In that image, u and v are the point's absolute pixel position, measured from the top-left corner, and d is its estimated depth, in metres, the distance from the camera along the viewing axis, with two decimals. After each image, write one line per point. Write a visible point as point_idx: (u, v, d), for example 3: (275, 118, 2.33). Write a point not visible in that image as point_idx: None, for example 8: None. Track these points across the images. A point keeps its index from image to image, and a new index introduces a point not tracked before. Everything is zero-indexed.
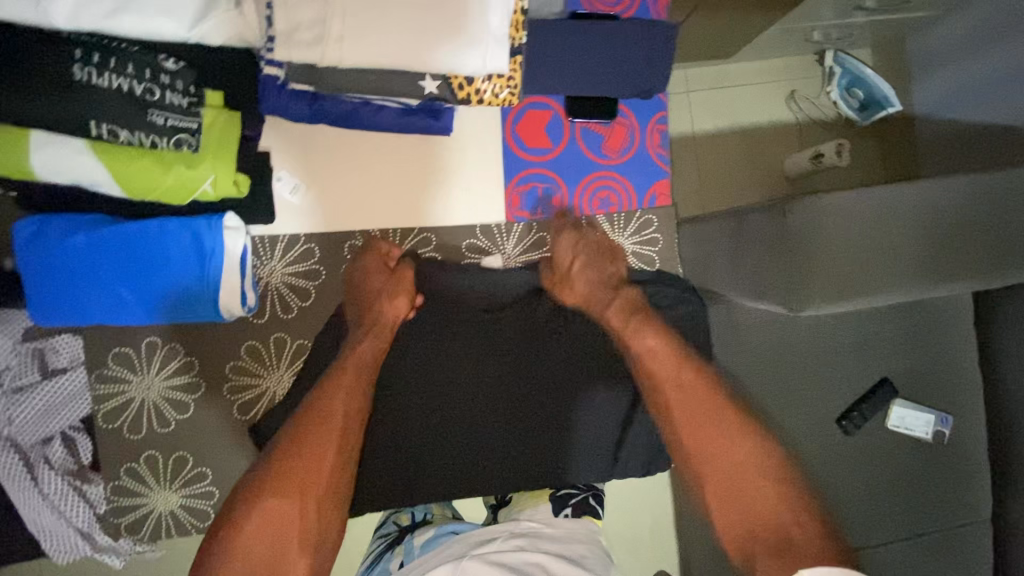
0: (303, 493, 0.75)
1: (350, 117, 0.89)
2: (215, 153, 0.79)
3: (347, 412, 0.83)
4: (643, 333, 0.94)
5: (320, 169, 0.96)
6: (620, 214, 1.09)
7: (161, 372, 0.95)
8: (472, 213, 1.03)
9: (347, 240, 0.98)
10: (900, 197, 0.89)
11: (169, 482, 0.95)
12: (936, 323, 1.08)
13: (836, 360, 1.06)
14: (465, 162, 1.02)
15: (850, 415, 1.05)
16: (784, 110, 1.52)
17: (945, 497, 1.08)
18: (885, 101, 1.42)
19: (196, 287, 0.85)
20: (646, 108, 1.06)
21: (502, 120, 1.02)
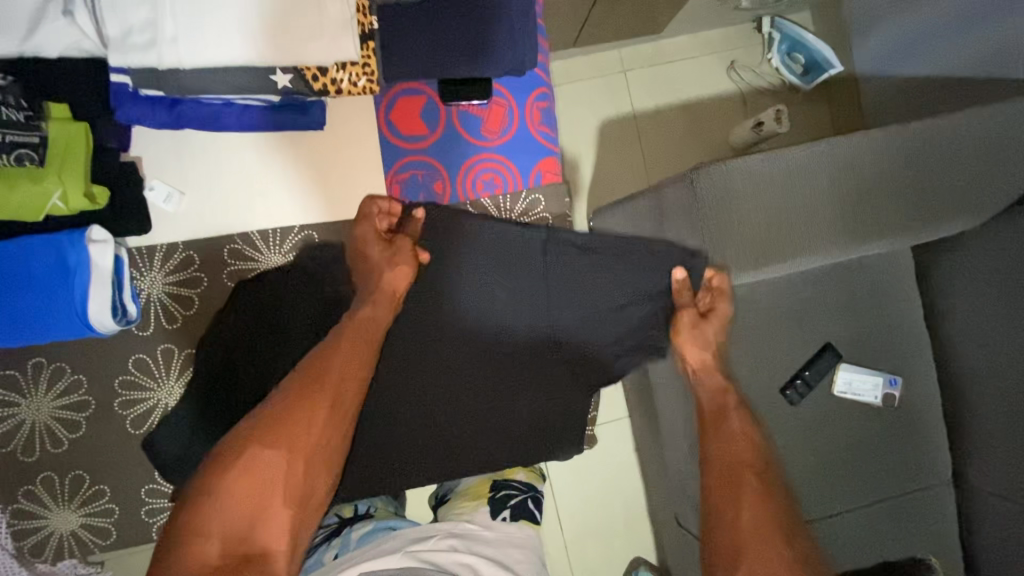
0: (292, 448, 0.72)
1: (212, 121, 0.87)
2: (60, 168, 0.79)
3: (347, 375, 0.81)
4: (730, 436, 0.89)
5: (182, 175, 0.92)
6: (505, 196, 1.03)
7: (50, 392, 0.92)
8: (349, 207, 0.98)
9: (225, 244, 0.94)
10: (812, 156, 0.87)
11: (68, 503, 0.92)
12: (879, 283, 1.06)
13: (777, 329, 1.04)
14: (343, 164, 0.97)
15: (794, 385, 1.03)
16: (725, 81, 1.50)
17: (903, 458, 1.06)
18: (826, 62, 1.39)
19: (68, 306, 0.84)
20: (523, 86, 1.02)
21: (375, 108, 0.98)
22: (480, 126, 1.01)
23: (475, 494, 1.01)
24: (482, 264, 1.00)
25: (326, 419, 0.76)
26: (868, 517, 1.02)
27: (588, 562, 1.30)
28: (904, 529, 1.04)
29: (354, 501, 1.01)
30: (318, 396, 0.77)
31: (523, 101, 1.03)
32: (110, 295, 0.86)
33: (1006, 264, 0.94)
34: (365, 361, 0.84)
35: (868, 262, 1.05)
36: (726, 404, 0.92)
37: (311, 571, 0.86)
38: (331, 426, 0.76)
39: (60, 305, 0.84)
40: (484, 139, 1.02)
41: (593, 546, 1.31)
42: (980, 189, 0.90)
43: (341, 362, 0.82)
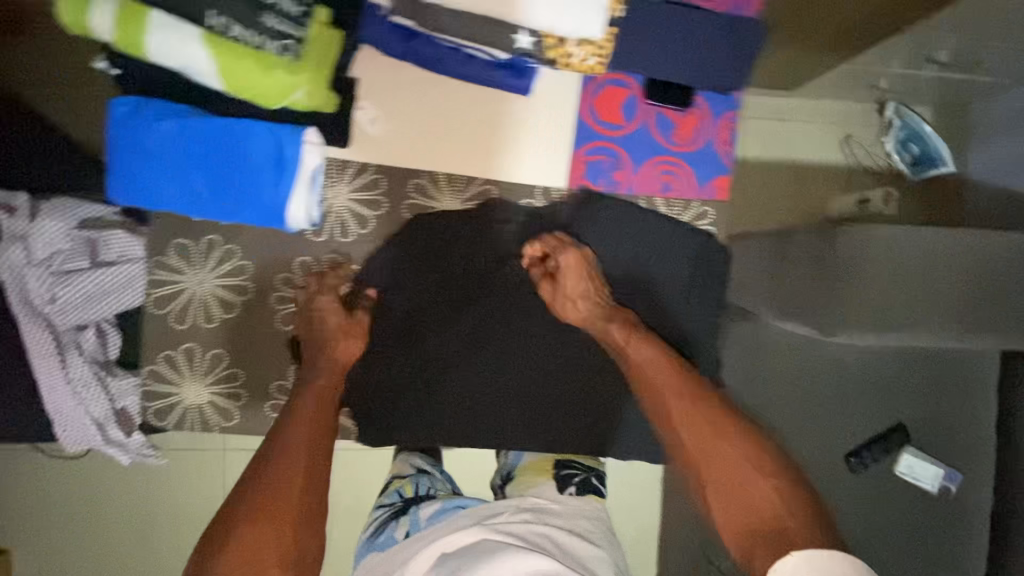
0: (274, 517, 0.80)
1: (438, 62, 0.94)
2: (314, 65, 0.77)
3: (307, 443, 0.89)
4: (643, 344, 1.00)
5: (389, 102, 1.03)
6: (677, 199, 1.12)
7: (213, 269, 1.04)
8: (537, 170, 1.08)
9: (411, 177, 1.05)
10: (940, 240, 0.90)
11: (201, 377, 1.05)
12: (964, 382, 1.07)
13: (853, 396, 1.06)
14: (536, 127, 1.07)
15: (859, 454, 1.06)
16: (836, 152, 1.53)
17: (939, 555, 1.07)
18: (939, 160, 1.44)
19: (270, 196, 0.85)
20: (720, 102, 1.10)
21: (583, 90, 1.08)
22: (673, 130, 1.10)
23: (538, 470, 1.01)
24: (632, 250, 1.12)
25: (298, 489, 0.84)
26: None
27: None
28: None
29: (415, 479, 0.98)
30: (284, 475, 0.85)
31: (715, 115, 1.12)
32: (309, 194, 0.87)
33: None
34: (324, 423, 0.92)
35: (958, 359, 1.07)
36: (620, 340, 1.01)
37: (386, 548, 0.87)
38: (303, 490, 0.84)
39: (264, 193, 0.84)
40: (669, 143, 1.10)
41: None
42: None
43: (301, 430, 0.90)
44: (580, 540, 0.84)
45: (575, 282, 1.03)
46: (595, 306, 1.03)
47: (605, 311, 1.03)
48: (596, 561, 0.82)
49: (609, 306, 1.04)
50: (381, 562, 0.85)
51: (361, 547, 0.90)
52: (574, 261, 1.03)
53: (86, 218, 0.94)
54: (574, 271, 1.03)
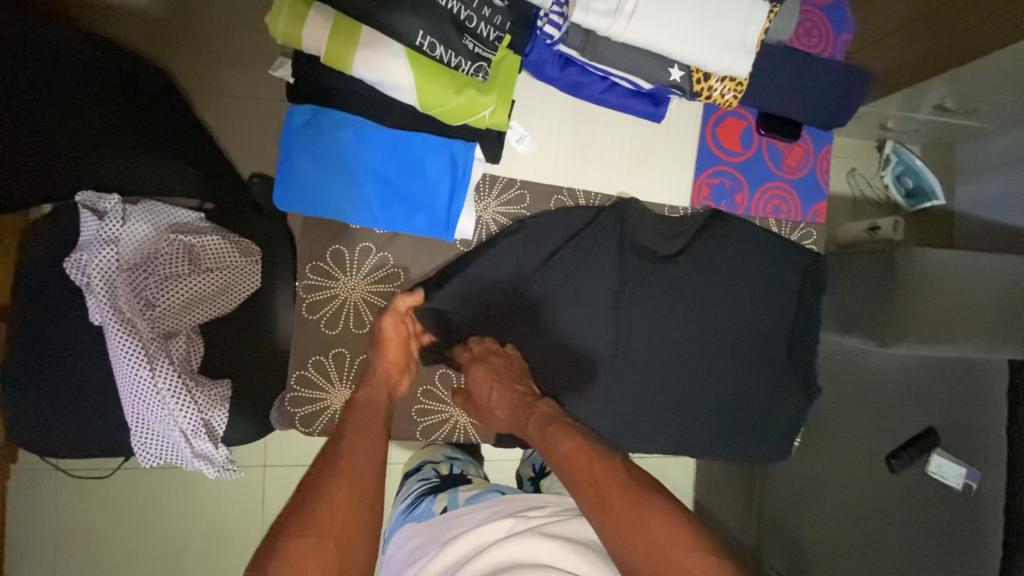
0: (323, 535, 0.67)
1: (584, 87, 0.90)
2: (500, 87, 0.80)
3: (363, 453, 0.79)
4: (558, 436, 0.82)
5: (523, 117, 0.98)
6: (787, 222, 1.09)
7: (368, 276, 1.03)
8: (665, 188, 1.05)
9: (554, 194, 1.01)
10: (984, 262, 1.01)
11: (344, 383, 1.04)
12: (980, 388, 1.20)
13: (889, 403, 1.17)
14: (667, 151, 1.04)
15: (899, 455, 1.16)
16: (844, 184, 1.70)
17: (958, 544, 1.19)
18: (931, 193, 1.62)
19: (439, 209, 0.92)
20: (826, 135, 1.08)
21: (703, 119, 1.04)
22: (782, 159, 1.06)
23: None
24: (744, 278, 1.04)
25: (348, 497, 0.72)
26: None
27: None
28: None
29: (450, 461, 1.04)
30: (338, 478, 0.74)
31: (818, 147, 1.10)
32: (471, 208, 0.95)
33: None
34: (375, 431, 0.83)
35: (975, 367, 1.20)
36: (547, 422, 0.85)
37: (422, 519, 0.89)
38: (356, 497, 0.73)
39: (434, 206, 0.92)
40: (780, 170, 1.07)
41: None
42: None
43: (358, 442, 0.80)
44: None
45: (488, 387, 0.91)
46: (511, 401, 0.89)
47: (519, 408, 0.88)
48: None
49: (523, 400, 0.89)
50: (416, 528, 0.87)
51: (398, 518, 0.93)
52: (480, 375, 0.91)
53: (177, 223, 0.93)
54: (486, 378, 0.91)
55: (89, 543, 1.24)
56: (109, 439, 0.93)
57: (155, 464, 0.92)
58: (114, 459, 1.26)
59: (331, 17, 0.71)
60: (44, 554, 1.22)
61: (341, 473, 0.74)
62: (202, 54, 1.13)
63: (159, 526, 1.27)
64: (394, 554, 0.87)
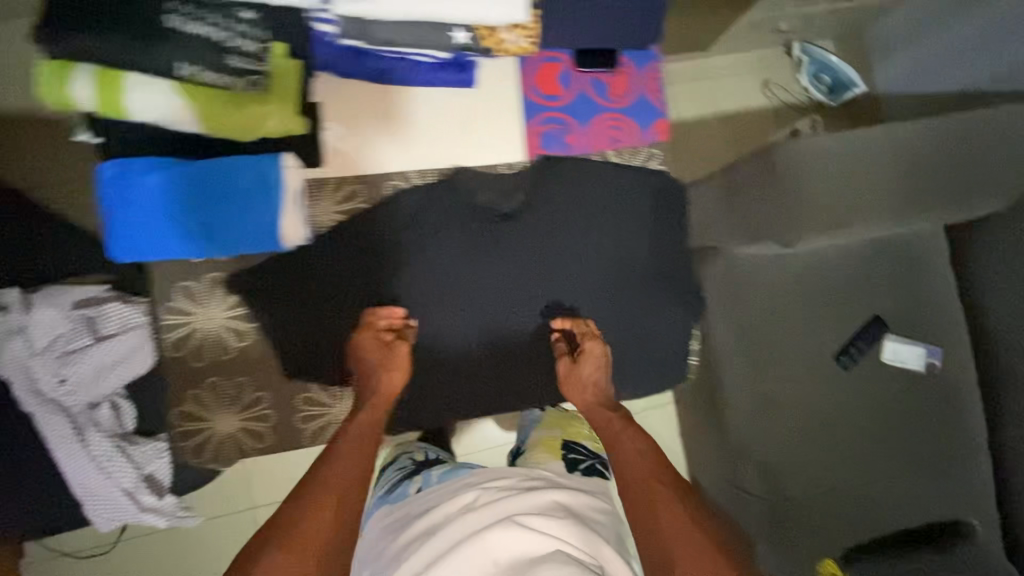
0: (302, 549, 0.76)
1: (391, 72, 1.03)
2: (276, 96, 0.94)
3: (350, 475, 0.87)
4: (635, 437, 0.99)
5: (352, 115, 1.11)
6: (626, 148, 1.22)
7: (224, 306, 1.10)
8: (500, 145, 1.17)
9: (388, 180, 1.13)
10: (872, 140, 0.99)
11: (230, 409, 1.10)
12: (922, 263, 1.16)
13: (828, 301, 1.14)
14: (493, 111, 1.17)
15: (848, 350, 1.14)
16: (760, 98, 1.64)
17: (937, 424, 1.17)
18: (852, 83, 1.57)
19: (265, 220, 0.97)
20: (643, 57, 1.21)
21: (518, 71, 1.18)
22: (606, 89, 1.20)
23: (548, 447, 1.04)
24: None
25: (322, 507, 0.81)
26: (899, 474, 1.15)
27: None
28: (937, 491, 1.15)
29: (425, 448, 1.07)
30: (322, 492, 0.83)
31: (643, 70, 1.22)
32: (297, 213, 1.00)
33: None
34: (362, 458, 0.90)
35: (913, 244, 1.16)
36: (613, 430, 1.01)
37: (397, 502, 0.92)
38: (327, 508, 0.81)
39: (260, 218, 0.97)
40: (607, 100, 1.21)
41: None
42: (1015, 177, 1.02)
43: (341, 465, 0.88)
44: (583, 493, 0.88)
45: (594, 372, 1.08)
46: (600, 397, 1.07)
47: (611, 405, 1.06)
48: (605, 528, 0.84)
49: (610, 402, 1.07)
50: (388, 510, 0.91)
51: (373, 505, 0.96)
52: (591, 363, 1.08)
53: (80, 298, 0.97)
54: (595, 364, 1.09)
55: None
56: (59, 520, 0.96)
57: (113, 526, 0.96)
58: None
59: (95, 70, 0.87)
60: None
61: (332, 492, 0.83)
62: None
63: None
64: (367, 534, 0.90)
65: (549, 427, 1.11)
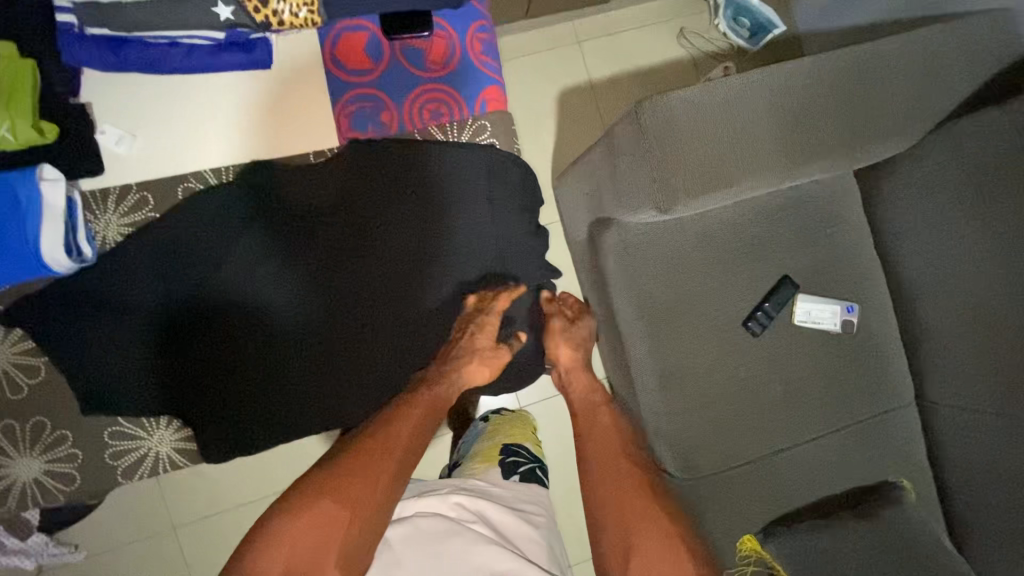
0: (352, 507, 0.81)
1: (162, 62, 1.05)
2: (7, 101, 0.93)
3: (409, 442, 0.93)
4: (618, 419, 1.07)
5: (136, 119, 1.09)
6: (452, 124, 1.16)
7: (8, 340, 1.05)
8: (310, 133, 1.14)
9: (182, 182, 1.10)
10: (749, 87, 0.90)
11: (30, 451, 1.06)
12: (831, 214, 1.08)
13: (731, 265, 1.07)
14: (302, 96, 1.14)
15: (755, 317, 1.06)
16: (676, 48, 1.54)
17: (859, 384, 1.10)
18: (770, 23, 1.45)
19: (18, 246, 0.97)
20: (461, 17, 1.15)
21: (321, 45, 1.13)
22: (424, 57, 1.15)
23: (485, 456, 1.09)
24: None
25: (382, 471, 0.86)
26: (820, 439, 1.09)
27: (569, 530, 1.34)
28: (862, 454, 1.09)
29: None
30: (380, 456, 0.88)
31: (463, 32, 1.17)
32: (60, 233, 0.99)
33: (947, 178, 0.96)
34: (425, 425, 0.97)
35: (819, 195, 1.08)
36: (596, 407, 1.09)
37: None
38: (385, 472, 0.87)
39: (13, 244, 0.96)
40: (426, 70, 1.15)
41: (573, 505, 1.34)
42: (913, 111, 0.93)
43: (402, 429, 0.94)
44: (512, 510, 0.95)
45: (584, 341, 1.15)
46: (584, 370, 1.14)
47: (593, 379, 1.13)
48: (536, 546, 0.91)
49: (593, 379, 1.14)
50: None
51: None
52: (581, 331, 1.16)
53: None
54: (583, 337, 1.16)
55: None
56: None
57: None
58: None
59: None
60: None
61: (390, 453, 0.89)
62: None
63: None
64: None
65: (490, 434, 1.17)
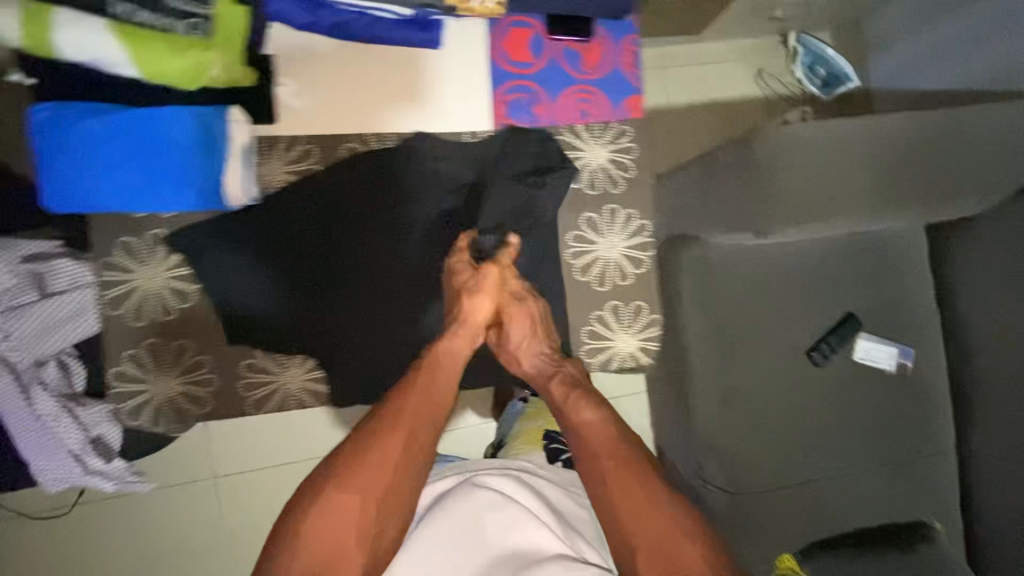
0: (366, 492, 0.81)
1: (345, 26, 1.09)
2: (225, 41, 0.91)
3: (422, 415, 0.92)
4: (585, 407, 1.00)
5: (312, 78, 1.13)
6: (597, 124, 1.24)
7: (162, 263, 1.07)
8: (475, 116, 1.19)
9: (344, 142, 1.14)
10: (852, 130, 0.96)
11: (169, 370, 1.07)
12: (899, 261, 1.15)
13: (802, 295, 1.13)
14: (467, 75, 1.19)
15: (819, 347, 1.12)
16: (754, 86, 1.62)
17: (906, 424, 1.16)
18: (846, 76, 1.54)
19: (201, 182, 0.98)
20: (620, 28, 1.24)
21: (490, 36, 1.20)
22: (581, 60, 1.23)
23: (530, 438, 1.17)
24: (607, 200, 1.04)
25: (398, 451, 0.86)
26: (862, 473, 1.14)
27: None
28: (902, 491, 1.15)
29: None
30: (390, 435, 0.87)
31: (620, 40, 1.26)
32: (245, 177, 1.04)
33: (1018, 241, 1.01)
34: (440, 402, 0.95)
35: (892, 241, 1.15)
36: (561, 400, 1.02)
37: None
38: (404, 453, 0.86)
39: (198, 180, 0.97)
40: (581, 71, 1.24)
41: None
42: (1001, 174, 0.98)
43: (416, 405, 0.92)
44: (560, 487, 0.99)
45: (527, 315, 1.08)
46: (543, 363, 1.08)
47: (548, 368, 1.07)
48: (576, 516, 0.95)
49: (553, 360, 1.09)
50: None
51: None
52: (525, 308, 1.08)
53: (33, 251, 0.92)
54: (524, 317, 1.08)
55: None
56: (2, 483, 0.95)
57: (61, 489, 0.95)
58: (71, 496, 1.33)
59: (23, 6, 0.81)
60: None
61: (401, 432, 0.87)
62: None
63: (129, 553, 1.34)
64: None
65: (531, 417, 1.24)
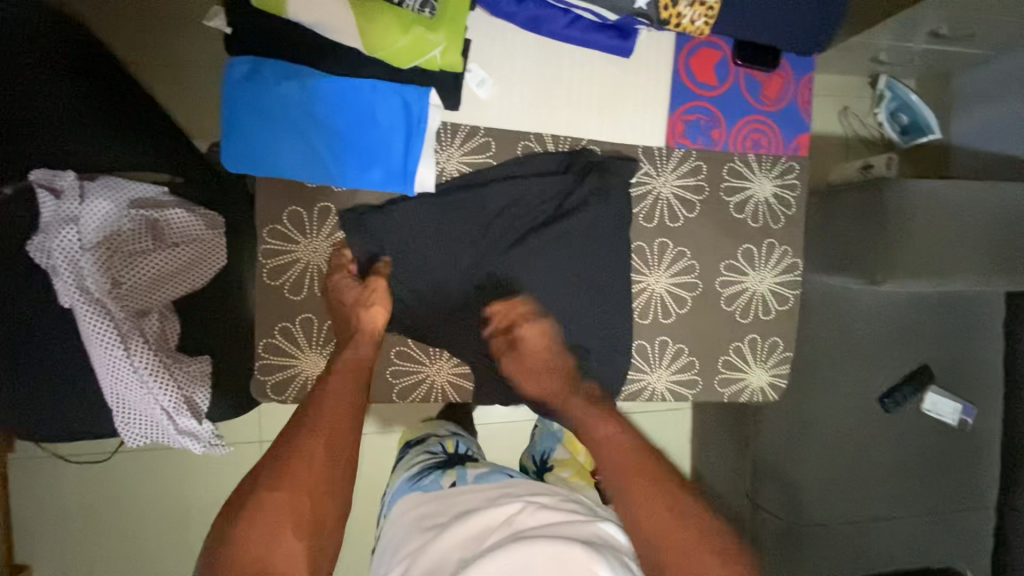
0: (294, 486, 0.73)
1: (545, 21, 0.97)
2: (449, 22, 0.90)
3: (342, 414, 0.83)
4: (607, 426, 0.91)
5: (493, 61, 1.00)
6: (767, 157, 1.12)
7: (329, 238, 1.01)
8: (643, 132, 1.07)
9: (522, 140, 1.03)
10: (975, 194, 0.98)
11: (320, 348, 1.03)
12: (976, 322, 1.18)
13: (883, 342, 1.15)
14: (638, 87, 1.05)
15: (893, 394, 1.15)
16: (836, 124, 1.64)
17: (954, 476, 1.20)
18: (927, 127, 1.54)
19: (395, 160, 0.95)
20: (805, 64, 1.10)
21: (676, 51, 1.05)
22: (761, 90, 1.09)
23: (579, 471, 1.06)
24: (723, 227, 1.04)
25: (323, 455, 0.77)
26: (909, 517, 1.18)
27: None
28: (941, 539, 1.19)
29: (456, 438, 1.09)
30: (315, 436, 0.78)
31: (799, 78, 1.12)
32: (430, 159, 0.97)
33: None
34: (354, 393, 0.86)
35: (972, 302, 1.18)
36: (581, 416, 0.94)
37: (429, 490, 0.89)
38: (325, 453, 0.77)
39: (390, 155, 0.95)
40: (759, 103, 1.10)
41: None
42: None
43: (335, 401, 0.84)
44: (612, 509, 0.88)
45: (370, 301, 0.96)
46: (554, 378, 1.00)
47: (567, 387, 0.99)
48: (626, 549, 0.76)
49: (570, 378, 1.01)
50: (420, 500, 0.87)
51: (404, 484, 0.94)
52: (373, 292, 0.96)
53: (141, 198, 0.89)
54: (536, 343, 1.00)
55: (92, 524, 1.29)
56: (74, 430, 0.91)
57: (141, 444, 0.91)
58: (112, 442, 1.29)
59: None
60: (52, 537, 1.27)
61: (318, 434, 0.79)
62: (170, 40, 1.15)
63: (158, 503, 1.31)
64: (396, 522, 0.87)
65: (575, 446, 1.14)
